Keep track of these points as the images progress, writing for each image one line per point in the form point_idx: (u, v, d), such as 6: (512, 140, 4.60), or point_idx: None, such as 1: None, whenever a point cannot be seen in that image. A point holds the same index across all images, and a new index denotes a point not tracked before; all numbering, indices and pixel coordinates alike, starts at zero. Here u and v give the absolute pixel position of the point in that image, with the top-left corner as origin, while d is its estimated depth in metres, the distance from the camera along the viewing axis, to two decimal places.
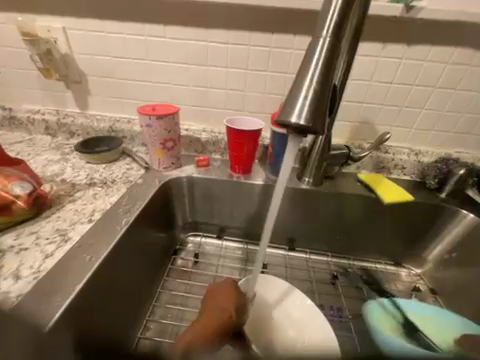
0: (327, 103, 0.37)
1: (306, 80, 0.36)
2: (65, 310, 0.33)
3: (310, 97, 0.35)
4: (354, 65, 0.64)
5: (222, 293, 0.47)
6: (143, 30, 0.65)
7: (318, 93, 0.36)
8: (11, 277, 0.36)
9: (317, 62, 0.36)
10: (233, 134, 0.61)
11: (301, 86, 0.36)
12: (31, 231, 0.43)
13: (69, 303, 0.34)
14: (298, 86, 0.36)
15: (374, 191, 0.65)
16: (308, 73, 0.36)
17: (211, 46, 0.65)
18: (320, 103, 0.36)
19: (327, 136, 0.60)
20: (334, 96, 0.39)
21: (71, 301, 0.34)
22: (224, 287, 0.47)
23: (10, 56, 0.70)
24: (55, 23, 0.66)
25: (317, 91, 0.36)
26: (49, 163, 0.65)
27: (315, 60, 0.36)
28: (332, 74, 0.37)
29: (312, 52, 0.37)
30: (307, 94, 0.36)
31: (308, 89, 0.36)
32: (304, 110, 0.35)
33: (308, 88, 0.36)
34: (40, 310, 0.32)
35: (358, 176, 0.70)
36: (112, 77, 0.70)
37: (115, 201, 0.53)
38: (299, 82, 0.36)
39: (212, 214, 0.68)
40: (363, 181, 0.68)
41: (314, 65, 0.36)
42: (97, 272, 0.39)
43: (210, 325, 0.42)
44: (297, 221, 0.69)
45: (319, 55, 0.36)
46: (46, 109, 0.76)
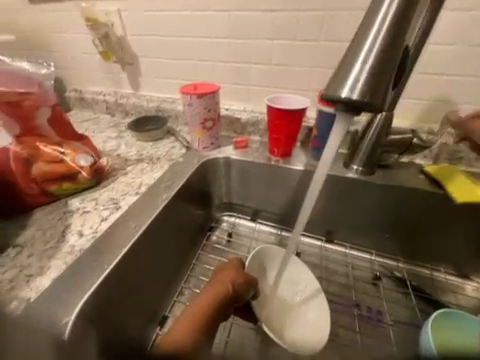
0: (391, 76, 0.30)
1: (366, 47, 0.30)
2: (79, 312, 0.34)
3: (369, 68, 0.29)
4: (435, 25, 0.50)
5: (224, 271, 0.47)
6: (188, 5, 0.63)
7: (379, 63, 0.29)
8: (76, 234, 0.43)
9: (382, 25, 0.29)
10: (274, 113, 0.56)
11: (358, 54, 0.30)
12: (92, 198, 0.51)
13: (82, 306, 0.34)
14: (357, 51, 0.30)
15: (442, 186, 0.54)
16: (368, 38, 0.30)
17: (256, 16, 0.60)
18: (381, 76, 0.29)
19: (387, 117, 0.51)
20: (402, 64, 0.33)
21: (84, 304, 0.34)
22: (225, 267, 0.47)
23: (78, 41, 0.79)
24: (112, 6, 0.70)
25: (379, 60, 0.29)
26: (108, 140, 0.74)
27: (379, 22, 0.29)
28: (401, 38, 0.30)
29: (377, 11, 0.30)
30: (365, 63, 0.29)
31: (367, 59, 0.29)
32: (360, 84, 0.29)
33: (367, 56, 0.30)
34: (58, 312, 0.33)
35: (423, 167, 0.58)
36: (159, 57, 0.72)
37: (158, 177, 0.57)
38: (358, 46, 0.30)
39: (247, 196, 0.68)
40: (429, 174, 0.56)
41: (378, 27, 0.30)
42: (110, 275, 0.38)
43: (205, 301, 0.42)
44: (337, 213, 0.63)
45: (386, 15, 0.29)
46: (106, 91, 0.84)
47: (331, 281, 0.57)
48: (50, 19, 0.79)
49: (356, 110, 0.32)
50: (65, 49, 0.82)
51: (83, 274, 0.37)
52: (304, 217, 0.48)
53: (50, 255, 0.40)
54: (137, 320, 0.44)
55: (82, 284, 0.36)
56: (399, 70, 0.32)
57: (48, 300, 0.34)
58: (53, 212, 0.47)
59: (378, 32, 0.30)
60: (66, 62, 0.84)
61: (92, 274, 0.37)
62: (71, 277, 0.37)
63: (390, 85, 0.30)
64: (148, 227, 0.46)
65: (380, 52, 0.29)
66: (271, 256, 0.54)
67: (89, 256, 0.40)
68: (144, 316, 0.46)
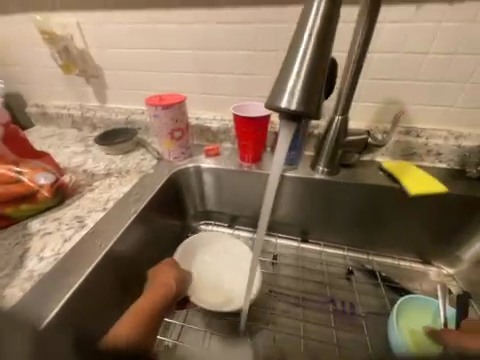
0: (321, 84, 0.33)
1: (298, 59, 0.32)
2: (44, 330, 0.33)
3: (302, 79, 0.32)
4: (378, 35, 0.55)
5: (162, 270, 0.49)
6: (149, 17, 0.64)
7: (311, 74, 0.32)
8: (36, 258, 0.41)
9: (310, 37, 0.32)
10: (240, 121, 0.58)
11: (292, 66, 0.32)
12: (54, 218, 0.48)
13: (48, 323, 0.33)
14: (289, 64, 0.33)
15: (397, 180, 0.59)
16: (299, 51, 0.32)
17: (217, 28, 0.61)
18: (314, 86, 0.32)
19: (342, 120, 0.54)
20: (330, 73, 0.36)
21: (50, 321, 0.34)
22: (163, 267, 0.50)
23: (36, 55, 0.76)
24: (70, 19, 0.68)
25: (310, 71, 0.32)
26: (74, 155, 0.71)
27: (308, 36, 0.32)
28: (328, 51, 0.33)
29: (306, 24, 0.32)
30: (298, 75, 0.32)
31: (301, 70, 0.32)
32: (296, 95, 0.32)
33: (299, 69, 0.32)
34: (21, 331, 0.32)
35: (381, 164, 0.63)
36: (125, 69, 0.72)
37: (127, 190, 0.56)
38: (290, 59, 0.33)
39: (222, 203, 0.68)
40: (386, 171, 0.61)
41: (306, 40, 0.32)
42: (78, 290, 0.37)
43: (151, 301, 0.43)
44: (309, 213, 0.65)
45: (312, 28, 0.32)
46: (71, 104, 0.81)
47: (307, 279, 0.59)
48: (4, 32, 0.75)
49: (295, 118, 0.34)
50: (23, 63, 0.78)
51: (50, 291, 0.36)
52: (267, 217, 0.52)
53: (6, 283, 0.37)
54: None
55: (38, 314, 0.34)
56: (328, 80, 0.35)
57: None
58: (10, 237, 0.44)
59: (306, 46, 0.32)
60: (25, 76, 0.80)
61: (48, 302, 0.35)
62: (26, 308, 0.34)
63: (320, 94, 0.33)
64: (115, 243, 0.44)
65: (309, 64, 0.32)
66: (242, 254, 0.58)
67: (56, 274, 0.39)
68: None
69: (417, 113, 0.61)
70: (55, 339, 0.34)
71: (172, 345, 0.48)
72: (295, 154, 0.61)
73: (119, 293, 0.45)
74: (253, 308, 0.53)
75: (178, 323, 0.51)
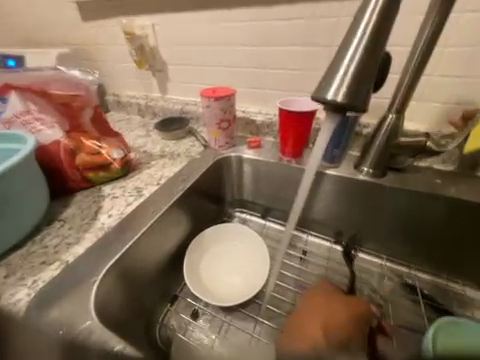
0: (369, 81, 0.32)
1: (350, 53, 0.32)
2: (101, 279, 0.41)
3: (351, 73, 0.32)
4: (453, 26, 0.49)
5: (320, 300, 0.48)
6: (212, 17, 0.70)
7: (361, 69, 0.32)
8: (106, 214, 0.51)
9: (364, 32, 0.32)
10: (285, 116, 0.59)
11: (343, 58, 0.32)
12: (120, 185, 0.59)
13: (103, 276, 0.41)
14: (340, 58, 0.33)
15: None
16: (352, 41, 0.32)
17: (272, 25, 0.63)
18: (362, 79, 0.32)
19: (397, 119, 0.51)
20: (383, 67, 0.35)
21: (105, 274, 0.41)
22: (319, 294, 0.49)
23: (118, 52, 0.91)
24: (146, 20, 0.79)
25: (360, 66, 0.32)
26: (137, 137, 0.83)
27: (361, 33, 0.32)
28: (381, 43, 0.32)
29: (362, 14, 0.32)
30: (348, 67, 0.32)
31: (350, 64, 0.32)
32: (342, 87, 0.32)
33: (349, 62, 0.32)
34: (83, 277, 0.41)
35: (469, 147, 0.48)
36: (185, 64, 0.80)
37: (177, 171, 0.64)
38: (341, 53, 0.33)
39: (258, 194, 0.71)
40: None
41: (361, 31, 0.32)
42: (127, 252, 0.45)
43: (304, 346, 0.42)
44: (346, 215, 0.63)
45: (367, 23, 0.32)
46: (139, 94, 0.95)
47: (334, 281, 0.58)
48: (96, 33, 0.91)
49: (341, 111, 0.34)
50: (107, 58, 0.94)
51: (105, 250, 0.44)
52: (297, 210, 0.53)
53: (86, 229, 0.48)
54: (150, 293, 0.51)
55: (103, 260, 0.43)
56: (379, 74, 0.34)
57: (80, 265, 0.42)
58: (90, 196, 0.56)
59: (358, 40, 0.32)
60: (107, 70, 0.97)
61: (112, 251, 0.44)
62: (97, 251, 0.44)
63: (369, 88, 0.33)
64: (162, 215, 0.52)
65: (360, 58, 0.32)
66: (262, 246, 0.59)
67: (112, 237, 0.47)
68: (157, 292, 0.52)
69: None
70: (113, 282, 0.43)
71: (200, 311, 0.53)
72: (338, 153, 0.59)
73: (156, 262, 0.52)
74: (277, 296, 0.55)
75: (197, 305, 0.54)
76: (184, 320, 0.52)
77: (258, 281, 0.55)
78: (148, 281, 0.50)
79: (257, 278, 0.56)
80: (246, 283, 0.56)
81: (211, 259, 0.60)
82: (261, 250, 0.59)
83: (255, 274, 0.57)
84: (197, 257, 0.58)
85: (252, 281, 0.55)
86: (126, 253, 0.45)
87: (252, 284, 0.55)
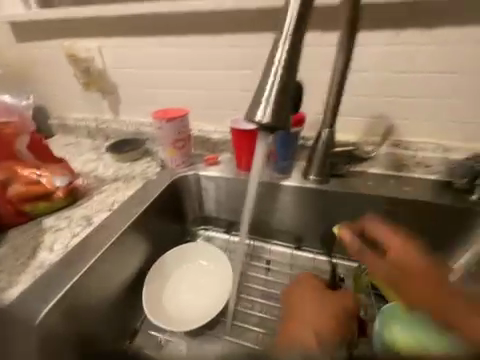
0: (288, 104, 0.36)
1: (269, 81, 0.35)
2: (45, 315, 0.38)
3: (272, 100, 0.35)
4: (363, 57, 0.60)
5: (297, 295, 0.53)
6: (160, 43, 0.72)
7: (280, 94, 0.35)
8: (47, 250, 0.46)
9: (281, 62, 0.35)
10: (236, 133, 0.63)
11: (265, 84, 0.36)
12: (65, 216, 0.54)
13: (48, 310, 0.38)
14: (262, 84, 0.36)
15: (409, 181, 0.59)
16: (272, 70, 0.36)
17: (218, 51, 0.68)
18: (282, 105, 0.35)
19: (330, 132, 0.58)
20: (299, 95, 0.39)
21: (50, 309, 0.38)
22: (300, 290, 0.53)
23: (61, 75, 0.86)
24: (91, 44, 0.78)
25: (279, 91, 0.35)
26: (88, 162, 0.78)
27: (276, 62, 0.35)
28: (293, 75, 0.35)
29: (278, 47, 0.35)
30: (271, 93, 0.35)
31: (271, 91, 0.35)
32: (266, 112, 0.35)
33: (269, 90, 0.35)
34: (26, 314, 0.37)
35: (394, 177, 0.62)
36: (137, 86, 0.80)
37: (131, 194, 0.61)
38: (263, 79, 0.36)
39: (219, 210, 0.72)
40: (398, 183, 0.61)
41: (278, 60, 0.35)
42: (76, 284, 0.42)
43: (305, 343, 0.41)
44: (301, 220, 0.68)
45: (282, 53, 0.35)
46: (88, 117, 0.90)
47: None
48: (34, 55, 0.85)
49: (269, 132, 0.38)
50: (49, 81, 0.88)
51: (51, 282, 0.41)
52: (248, 219, 0.55)
53: (21, 270, 0.43)
54: (108, 325, 0.47)
55: (49, 293, 0.40)
56: (296, 101, 0.38)
57: (23, 302, 0.39)
58: (27, 231, 0.50)
59: (276, 69, 0.35)
60: (49, 92, 0.91)
61: (58, 284, 0.41)
62: (42, 285, 0.41)
63: (288, 112, 0.36)
64: (112, 244, 0.48)
65: (279, 84, 0.35)
66: (224, 261, 0.59)
67: (58, 269, 0.43)
68: (116, 323, 0.49)
69: (405, 126, 0.64)
70: (59, 317, 0.39)
71: (164, 342, 0.50)
72: (287, 164, 0.65)
73: (113, 291, 0.49)
74: (243, 310, 0.55)
75: (161, 335, 0.50)
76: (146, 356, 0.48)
77: (222, 297, 0.54)
78: (103, 314, 0.46)
79: (220, 294, 0.55)
80: (210, 302, 0.54)
81: (173, 282, 0.57)
82: (223, 265, 0.59)
83: (219, 291, 0.56)
84: (158, 283, 0.56)
85: (216, 299, 0.54)
86: (75, 286, 0.42)
87: (215, 303, 0.54)
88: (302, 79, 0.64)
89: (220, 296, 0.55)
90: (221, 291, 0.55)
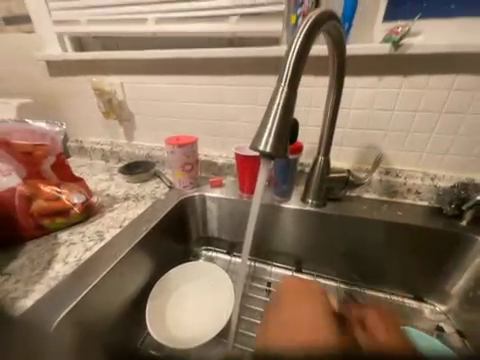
0: (288, 132, 0.39)
1: (273, 110, 0.38)
2: (64, 316, 0.40)
3: (276, 127, 0.38)
4: (352, 96, 0.68)
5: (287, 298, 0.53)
6: (174, 80, 0.82)
7: (282, 122, 0.38)
8: (61, 263, 0.49)
9: (283, 95, 0.38)
10: (240, 159, 0.69)
11: (269, 114, 0.38)
12: (79, 231, 0.58)
13: (69, 310, 0.41)
14: (266, 113, 0.38)
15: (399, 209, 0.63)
16: (276, 101, 0.39)
17: (226, 88, 0.77)
18: (283, 135, 0.38)
19: (324, 161, 0.64)
20: (296, 127, 0.42)
21: (70, 309, 0.41)
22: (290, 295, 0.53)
23: (85, 104, 0.96)
24: (115, 79, 0.88)
25: (281, 120, 0.38)
26: (100, 182, 0.84)
27: (279, 94, 0.38)
28: (293, 110, 0.39)
29: (280, 82, 0.39)
30: (274, 122, 0.38)
31: (274, 121, 0.38)
32: (270, 139, 0.38)
33: (273, 118, 0.38)
34: (47, 315, 0.40)
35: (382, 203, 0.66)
36: (151, 115, 0.89)
37: (141, 212, 0.66)
38: (267, 110, 0.39)
39: (222, 230, 0.76)
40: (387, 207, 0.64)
41: (281, 94, 0.38)
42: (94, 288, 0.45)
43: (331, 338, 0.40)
44: (300, 242, 0.71)
45: (284, 87, 0.38)
46: (104, 141, 0.99)
47: None
48: (63, 87, 0.97)
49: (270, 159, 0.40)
50: (72, 109, 0.99)
51: (70, 287, 0.44)
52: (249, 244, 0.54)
53: (36, 281, 0.45)
54: (115, 334, 0.49)
55: (65, 299, 0.42)
56: (293, 132, 0.41)
57: (42, 307, 0.41)
58: (43, 244, 0.54)
59: (279, 101, 0.38)
60: (71, 119, 1.00)
61: (76, 290, 0.44)
62: (62, 290, 0.44)
63: (287, 143, 0.39)
64: (121, 260, 0.51)
65: (281, 115, 0.38)
66: (225, 280, 0.61)
67: (74, 277, 0.46)
68: (122, 332, 0.51)
69: (394, 157, 0.71)
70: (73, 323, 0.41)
71: None
72: (286, 187, 0.70)
73: (122, 300, 0.51)
74: (243, 331, 0.56)
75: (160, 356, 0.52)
76: None
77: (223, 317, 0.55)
78: (110, 324, 0.48)
79: (221, 310, 0.57)
80: (211, 316, 0.56)
81: (176, 299, 0.59)
82: (224, 283, 0.61)
83: (221, 308, 0.57)
84: (161, 300, 0.57)
85: (218, 315, 0.56)
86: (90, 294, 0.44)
87: (216, 317, 0.55)
88: (299, 113, 0.72)
89: (221, 312, 0.56)
90: (222, 307, 0.57)
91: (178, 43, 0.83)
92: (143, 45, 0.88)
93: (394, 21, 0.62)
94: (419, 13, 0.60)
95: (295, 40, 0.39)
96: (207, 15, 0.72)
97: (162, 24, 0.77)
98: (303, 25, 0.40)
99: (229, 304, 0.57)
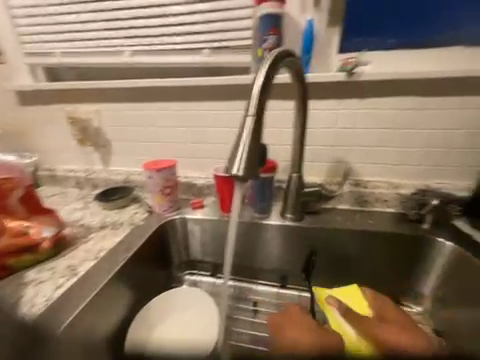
0: (258, 155, 0.42)
1: (243, 136, 0.41)
2: (67, 325, 0.42)
3: (247, 151, 0.40)
4: (318, 117, 0.75)
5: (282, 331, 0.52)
6: (150, 106, 0.84)
7: (252, 147, 0.41)
8: (29, 304, 0.45)
9: (250, 122, 0.42)
10: (219, 179, 0.71)
11: (239, 140, 0.41)
12: (49, 267, 0.54)
13: (72, 320, 0.43)
14: (237, 140, 0.41)
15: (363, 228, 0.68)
16: (245, 128, 0.42)
17: (202, 113, 0.81)
18: (253, 159, 0.41)
19: (298, 178, 0.68)
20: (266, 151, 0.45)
21: (72, 319, 0.43)
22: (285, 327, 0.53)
23: (57, 132, 0.94)
24: (90, 107, 0.88)
25: (251, 144, 0.41)
26: (74, 211, 0.80)
27: (247, 122, 0.42)
28: (260, 135, 0.42)
29: (248, 112, 0.42)
30: (243, 148, 0.40)
31: (244, 146, 0.40)
32: (241, 163, 0.40)
33: (244, 143, 0.41)
34: (51, 324, 0.42)
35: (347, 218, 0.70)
36: (128, 141, 0.89)
37: (118, 241, 0.63)
38: (237, 136, 0.41)
39: (205, 252, 0.75)
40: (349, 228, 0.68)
41: (248, 121, 0.42)
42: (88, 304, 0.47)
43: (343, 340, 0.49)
44: (283, 257, 0.72)
45: (251, 116, 0.42)
46: (79, 168, 0.96)
47: None
48: (33, 116, 0.94)
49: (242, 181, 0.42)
50: (44, 137, 0.96)
51: (66, 303, 0.46)
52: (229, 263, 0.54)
53: None
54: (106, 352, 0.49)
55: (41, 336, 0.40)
56: (264, 156, 0.44)
57: (40, 322, 0.42)
58: (7, 285, 0.49)
59: (247, 128, 0.41)
60: (42, 147, 0.97)
61: (53, 325, 0.42)
62: (56, 308, 0.45)
63: (257, 166, 0.42)
64: (99, 291, 0.49)
65: (250, 141, 0.41)
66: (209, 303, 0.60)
67: (60, 302, 0.46)
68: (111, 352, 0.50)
69: (360, 169, 0.77)
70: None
71: None
72: (266, 204, 0.73)
73: (112, 318, 0.52)
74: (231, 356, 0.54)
75: None
76: None
77: (211, 336, 0.54)
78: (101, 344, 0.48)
79: (206, 330, 0.55)
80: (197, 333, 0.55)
81: (159, 330, 0.56)
82: (209, 306, 0.60)
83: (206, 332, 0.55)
84: (142, 333, 0.54)
85: (204, 334, 0.55)
86: (68, 327, 0.42)
87: (202, 338, 0.54)
88: (272, 134, 0.77)
89: (207, 331, 0.55)
90: (208, 329, 0.56)
91: (154, 72, 0.86)
92: (119, 74, 0.90)
93: (347, 53, 0.72)
94: (366, 47, 0.70)
95: (259, 73, 0.44)
96: (181, 47, 0.77)
97: (138, 56, 0.80)
98: (265, 61, 0.45)
99: (213, 322, 0.56)
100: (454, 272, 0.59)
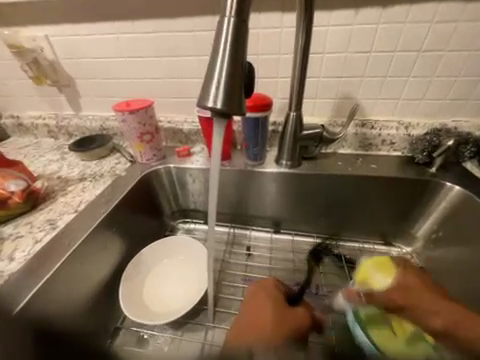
0: (242, 78, 0.31)
1: (218, 56, 0.30)
2: (24, 306, 0.37)
3: (224, 77, 0.30)
4: (326, 36, 0.59)
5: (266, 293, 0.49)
6: (113, 28, 0.66)
7: (231, 72, 0.30)
8: (8, 259, 0.44)
9: (228, 29, 0.30)
10: (204, 121, 0.61)
11: (215, 58, 0.30)
12: (26, 222, 0.51)
13: (29, 299, 0.38)
14: (214, 57, 0.31)
15: (363, 174, 0.63)
16: (222, 39, 0.30)
17: (179, 36, 0.64)
18: (235, 85, 0.31)
19: (296, 117, 0.58)
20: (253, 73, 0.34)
21: (31, 298, 0.38)
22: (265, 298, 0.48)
23: (6, 68, 0.77)
24: (37, 32, 0.70)
25: (230, 68, 0.30)
26: (49, 163, 0.72)
27: (225, 30, 0.30)
28: (244, 49, 0.31)
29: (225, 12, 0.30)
30: (221, 69, 0.30)
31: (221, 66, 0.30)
32: (219, 92, 0.30)
33: (220, 64, 0.30)
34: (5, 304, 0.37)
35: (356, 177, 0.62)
36: (96, 77, 0.74)
37: (99, 193, 0.59)
38: (213, 52, 0.31)
39: (196, 201, 0.72)
40: (349, 174, 0.63)
41: (227, 27, 0.30)
42: (52, 278, 0.42)
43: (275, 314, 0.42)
44: (277, 205, 0.70)
45: (231, 19, 0.29)
46: (47, 115, 0.83)
47: (277, 267, 0.63)
48: None
49: (224, 117, 0.33)
50: None
51: (29, 277, 0.41)
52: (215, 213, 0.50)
53: None
54: (89, 314, 0.48)
55: (20, 293, 0.38)
56: (250, 79, 0.33)
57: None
58: None
59: (225, 39, 0.30)
60: None
61: (31, 281, 0.40)
62: (21, 278, 0.40)
63: (242, 93, 0.32)
64: (80, 246, 0.47)
65: (229, 59, 0.30)
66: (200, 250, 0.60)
67: (28, 268, 0.42)
68: (97, 312, 0.50)
69: (370, 107, 0.66)
70: (37, 308, 0.39)
71: (146, 336, 0.51)
72: (258, 150, 0.65)
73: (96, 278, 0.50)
74: (223, 294, 0.57)
75: (142, 330, 0.51)
76: (128, 352, 0.49)
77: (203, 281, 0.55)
78: (78, 310, 0.46)
79: (200, 275, 0.57)
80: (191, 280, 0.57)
81: (151, 276, 0.58)
82: (201, 254, 0.60)
83: (200, 277, 0.57)
84: (136, 279, 0.56)
85: (197, 282, 0.56)
86: (42, 292, 0.40)
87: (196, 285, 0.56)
88: (268, 62, 0.63)
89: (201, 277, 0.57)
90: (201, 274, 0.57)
91: None
92: None
93: None
94: None
95: None
96: None
97: None
98: None
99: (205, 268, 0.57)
100: (453, 216, 0.57)
